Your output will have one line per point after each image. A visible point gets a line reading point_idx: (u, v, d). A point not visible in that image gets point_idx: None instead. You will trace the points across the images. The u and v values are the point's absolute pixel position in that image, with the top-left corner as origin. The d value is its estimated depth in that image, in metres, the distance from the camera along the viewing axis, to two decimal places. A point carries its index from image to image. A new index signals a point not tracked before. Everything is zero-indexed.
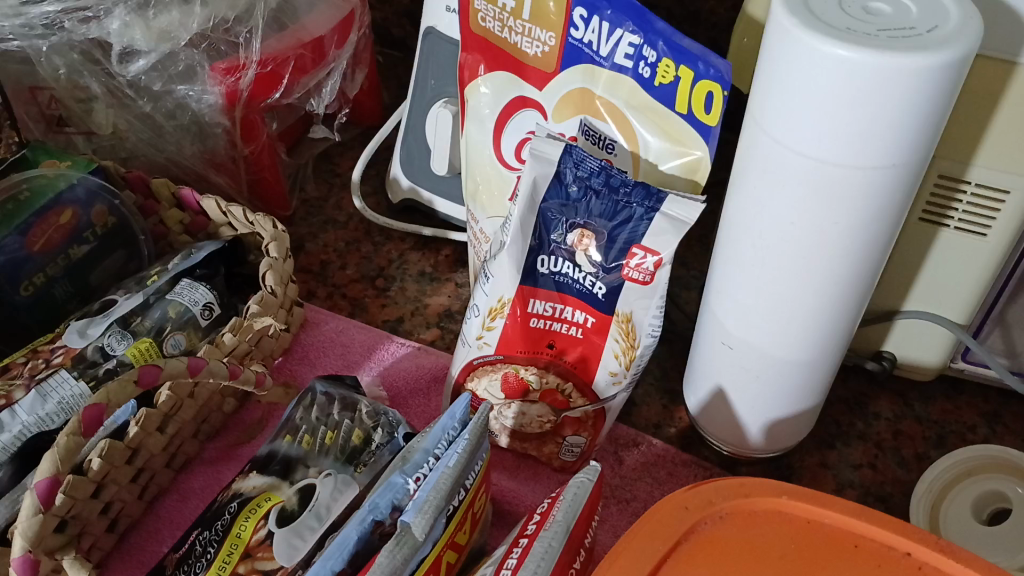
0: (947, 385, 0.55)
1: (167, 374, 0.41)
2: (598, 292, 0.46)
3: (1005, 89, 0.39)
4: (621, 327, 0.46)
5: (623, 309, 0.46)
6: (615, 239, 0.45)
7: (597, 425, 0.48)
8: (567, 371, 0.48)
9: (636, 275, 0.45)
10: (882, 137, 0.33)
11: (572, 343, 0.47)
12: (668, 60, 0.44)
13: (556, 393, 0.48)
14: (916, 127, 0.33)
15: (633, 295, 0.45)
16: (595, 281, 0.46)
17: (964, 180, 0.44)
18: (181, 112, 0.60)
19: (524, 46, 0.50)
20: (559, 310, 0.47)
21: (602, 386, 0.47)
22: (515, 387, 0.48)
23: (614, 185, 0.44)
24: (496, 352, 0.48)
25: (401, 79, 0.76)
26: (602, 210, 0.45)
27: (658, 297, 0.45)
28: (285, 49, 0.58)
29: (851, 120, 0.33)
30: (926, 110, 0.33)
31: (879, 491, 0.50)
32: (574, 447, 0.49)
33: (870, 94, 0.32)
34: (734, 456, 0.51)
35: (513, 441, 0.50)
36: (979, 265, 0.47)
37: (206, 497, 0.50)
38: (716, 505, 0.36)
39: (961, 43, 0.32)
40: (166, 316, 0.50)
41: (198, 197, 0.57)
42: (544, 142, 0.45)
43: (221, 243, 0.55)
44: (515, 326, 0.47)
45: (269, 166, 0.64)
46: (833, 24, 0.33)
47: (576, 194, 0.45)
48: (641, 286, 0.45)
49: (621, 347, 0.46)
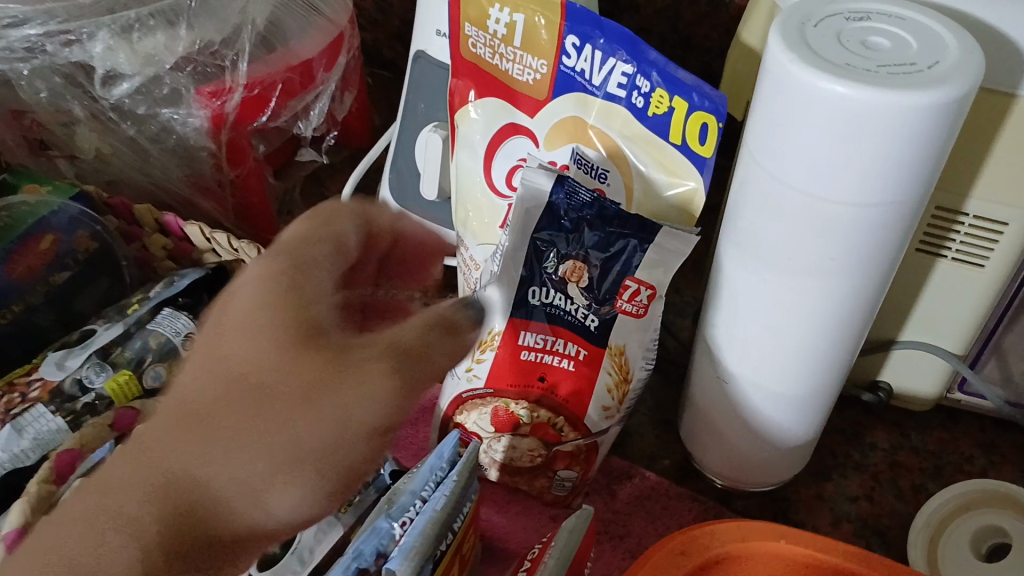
0: (943, 414, 0.54)
1: None
2: (590, 325, 0.45)
3: (1004, 121, 0.39)
4: (614, 360, 0.45)
5: (614, 342, 0.45)
6: (610, 268, 0.44)
7: (591, 457, 0.47)
8: (560, 405, 0.46)
9: (629, 308, 0.44)
10: (880, 175, 0.32)
11: (563, 376, 0.46)
12: (663, 90, 0.43)
13: (547, 427, 0.46)
14: (915, 165, 0.32)
15: (625, 326, 0.45)
16: (587, 314, 0.45)
17: (961, 212, 0.43)
18: (165, 136, 0.59)
19: (515, 74, 0.49)
20: (550, 341, 0.46)
21: (593, 418, 0.46)
22: (505, 421, 0.46)
23: (607, 217, 0.43)
24: (486, 385, 0.46)
25: (392, 100, 0.75)
26: (593, 242, 0.44)
27: (652, 329, 0.45)
28: (274, 73, 0.57)
29: (848, 157, 0.32)
30: (926, 148, 0.32)
31: (876, 525, 0.49)
32: (567, 479, 0.48)
33: (868, 132, 0.31)
34: (728, 488, 0.50)
35: (502, 475, 0.49)
36: (976, 296, 0.46)
37: None
38: (713, 551, 0.37)
39: (962, 80, 0.31)
40: (146, 346, 0.49)
41: (182, 223, 0.56)
42: (535, 172, 0.44)
43: (205, 271, 0.54)
44: (507, 358, 0.46)
45: (257, 191, 0.63)
46: (831, 59, 0.32)
47: (570, 225, 0.44)
48: (633, 318, 0.45)
49: (614, 379, 0.46)
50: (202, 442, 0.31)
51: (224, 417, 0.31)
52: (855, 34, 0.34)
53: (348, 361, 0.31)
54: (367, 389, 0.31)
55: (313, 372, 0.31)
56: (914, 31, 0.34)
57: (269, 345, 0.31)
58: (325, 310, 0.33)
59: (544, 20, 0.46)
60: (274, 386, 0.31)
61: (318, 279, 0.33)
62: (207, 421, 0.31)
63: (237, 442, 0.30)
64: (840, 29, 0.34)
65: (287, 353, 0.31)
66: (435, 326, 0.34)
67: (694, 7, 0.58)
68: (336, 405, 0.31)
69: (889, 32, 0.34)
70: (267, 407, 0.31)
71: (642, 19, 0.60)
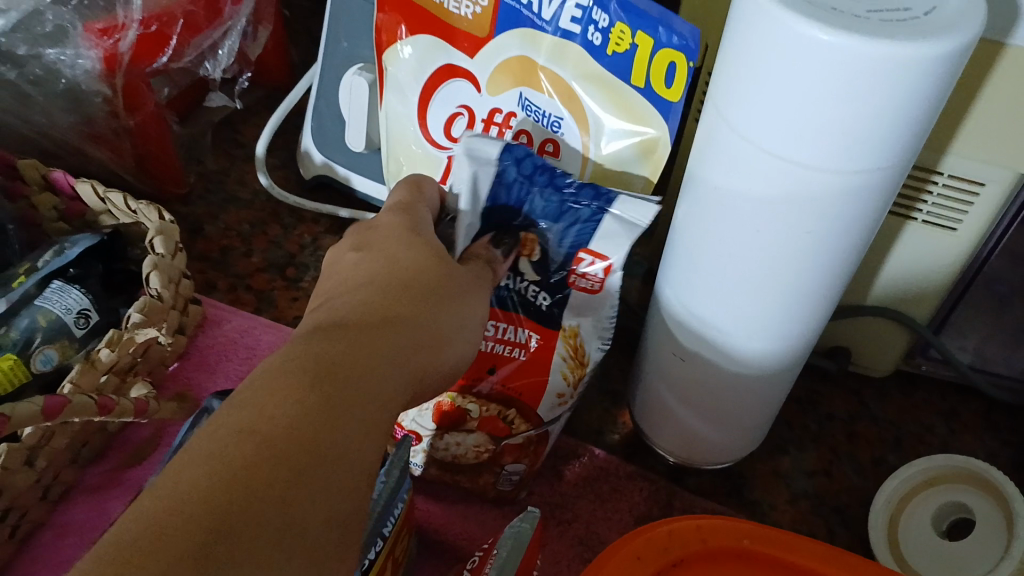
0: (902, 381, 0.52)
1: (15, 422, 0.35)
2: (542, 304, 0.41)
3: (990, 71, 0.35)
4: (568, 342, 0.41)
5: (567, 322, 0.41)
6: (562, 237, 0.40)
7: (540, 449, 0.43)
8: (509, 393, 0.42)
9: (581, 283, 0.40)
10: (869, 139, 0.28)
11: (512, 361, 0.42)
12: (623, 24, 0.38)
13: (496, 419, 0.42)
14: (908, 126, 0.28)
15: (579, 302, 0.41)
16: (538, 292, 0.41)
17: (936, 171, 0.39)
18: (51, 79, 0.52)
19: (452, 8, 0.44)
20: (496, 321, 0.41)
21: (545, 409, 0.42)
22: (448, 415, 0.41)
23: (557, 182, 0.40)
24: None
25: (312, 34, 0.68)
26: (541, 210, 0.40)
27: (611, 307, 0.40)
28: (173, 5, 0.51)
29: (835, 119, 0.28)
30: (921, 107, 0.28)
31: (834, 502, 0.46)
32: (513, 476, 0.43)
33: (861, 90, 0.27)
34: (680, 465, 0.47)
35: (442, 473, 0.44)
36: (944, 260, 0.43)
37: (89, 533, 0.44)
38: (670, 553, 0.33)
39: (964, 28, 0.27)
40: (34, 325, 0.43)
41: (72, 180, 0.50)
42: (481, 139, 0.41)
43: (98, 237, 0.48)
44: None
45: (157, 139, 0.56)
46: (816, 2, 0.28)
47: (520, 189, 0.41)
48: (582, 295, 0.41)
49: (570, 365, 0.41)
50: (387, 295, 0.32)
51: (360, 295, 0.31)
52: None
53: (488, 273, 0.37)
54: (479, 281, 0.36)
55: (451, 267, 0.34)
56: None
57: (398, 249, 0.34)
58: (413, 237, 0.35)
59: None
60: (388, 285, 0.32)
61: (391, 234, 0.35)
62: (379, 291, 0.32)
63: (417, 296, 0.32)
64: None
65: (412, 258, 0.33)
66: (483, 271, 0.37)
67: None
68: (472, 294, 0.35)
69: None
70: (418, 302, 0.32)
71: None
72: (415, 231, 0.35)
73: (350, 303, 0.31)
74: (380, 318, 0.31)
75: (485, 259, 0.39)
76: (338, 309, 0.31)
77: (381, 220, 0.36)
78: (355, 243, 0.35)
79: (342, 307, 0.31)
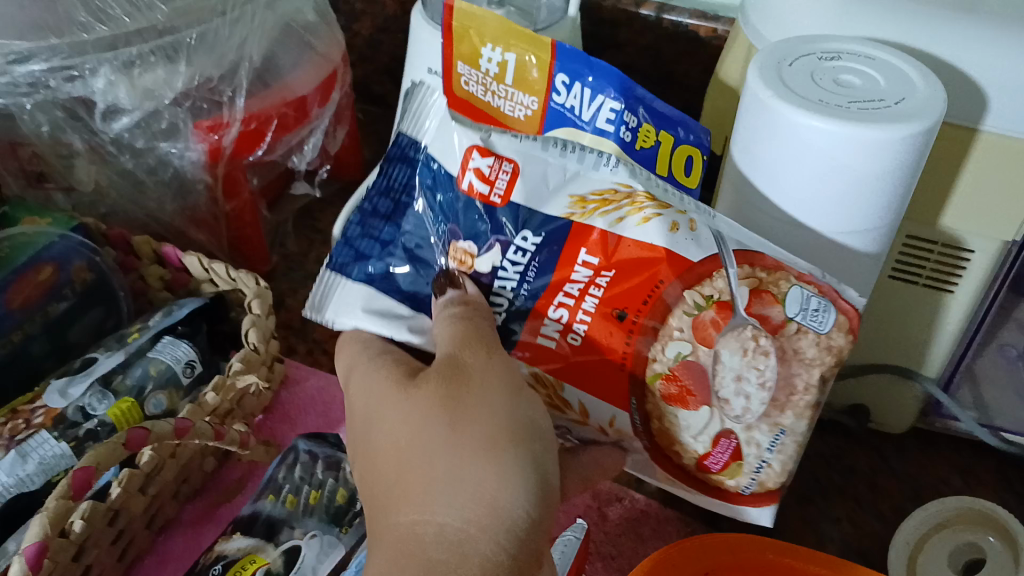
0: (921, 439, 0.56)
1: (154, 435, 0.45)
2: (538, 243, 0.41)
3: (966, 154, 0.42)
4: (611, 205, 0.40)
5: (560, 210, 0.41)
6: (474, 209, 0.42)
7: (768, 260, 0.38)
8: (638, 276, 0.40)
9: (500, 185, 0.41)
10: (864, 198, 0.37)
11: (614, 288, 0.40)
12: (649, 125, 0.46)
13: (701, 333, 0.39)
14: (890, 193, 0.37)
15: (527, 191, 0.41)
16: (519, 244, 0.41)
17: (930, 241, 0.46)
18: (162, 168, 0.60)
19: (507, 111, 0.50)
20: (576, 304, 0.41)
21: (697, 249, 0.39)
22: (676, 395, 0.40)
23: (384, 212, 0.46)
24: (630, 396, 0.41)
25: (380, 135, 0.77)
26: (412, 226, 0.44)
27: (542, 148, 0.40)
28: (269, 107, 0.58)
29: (830, 188, 0.37)
30: (900, 177, 0.36)
31: (859, 546, 0.51)
32: (820, 306, 0.37)
33: (846, 164, 0.36)
34: (715, 510, 0.52)
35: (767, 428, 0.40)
36: (946, 319, 0.49)
37: (186, 560, 0.49)
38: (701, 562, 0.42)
39: (929, 113, 0.35)
40: (147, 375, 0.51)
41: (181, 254, 0.57)
42: (319, 306, 0.46)
43: (204, 300, 0.56)
44: (581, 365, 0.42)
45: (250, 223, 0.64)
46: (807, 96, 0.37)
47: (398, 258, 0.44)
48: (523, 185, 0.41)
49: (628, 209, 0.40)
50: (461, 495, 0.35)
51: (439, 510, 0.35)
52: (827, 72, 0.39)
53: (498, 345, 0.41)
54: (508, 373, 0.39)
55: (479, 402, 0.38)
56: (882, 68, 0.39)
57: (427, 442, 0.37)
58: (438, 407, 0.38)
59: (535, 59, 0.47)
60: (446, 475, 0.36)
61: (409, 422, 0.38)
62: (453, 493, 0.36)
63: (468, 462, 0.36)
64: (814, 68, 0.39)
65: (453, 431, 0.37)
66: (486, 336, 0.40)
67: (675, 46, 0.61)
68: (506, 401, 0.38)
69: (858, 71, 0.39)
70: (475, 468, 0.36)
71: (626, 58, 0.63)
72: (438, 394, 0.38)
73: (448, 521, 0.35)
74: (475, 522, 0.35)
75: (471, 304, 0.41)
76: (414, 540, 0.35)
77: (387, 413, 0.39)
78: (383, 454, 0.39)
79: (433, 536, 0.35)
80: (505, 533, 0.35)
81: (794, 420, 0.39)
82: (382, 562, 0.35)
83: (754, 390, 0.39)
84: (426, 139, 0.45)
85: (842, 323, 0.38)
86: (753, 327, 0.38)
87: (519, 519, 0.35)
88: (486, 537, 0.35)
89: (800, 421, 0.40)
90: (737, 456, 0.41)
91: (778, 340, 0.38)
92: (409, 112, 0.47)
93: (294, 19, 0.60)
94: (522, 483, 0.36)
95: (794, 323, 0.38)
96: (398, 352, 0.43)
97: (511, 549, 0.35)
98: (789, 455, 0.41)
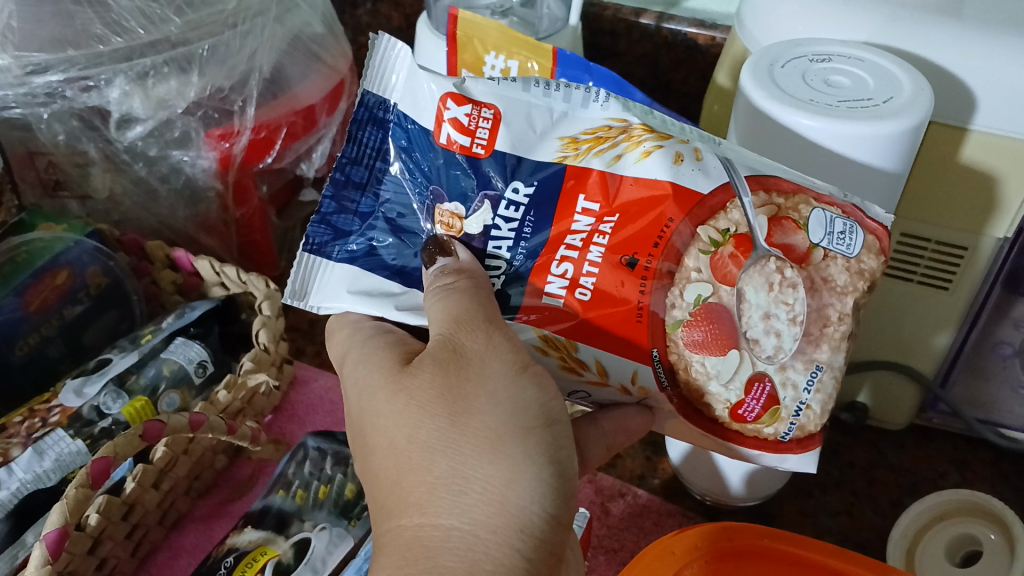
0: (918, 433, 0.57)
1: (169, 428, 0.46)
2: (529, 190, 0.41)
3: (957, 149, 0.43)
4: (604, 150, 0.41)
5: (552, 155, 0.41)
6: (457, 164, 0.42)
7: (785, 185, 0.39)
8: (644, 218, 0.40)
9: (482, 134, 0.41)
10: (859, 180, 0.40)
11: (618, 234, 0.40)
12: None
13: (722, 266, 0.38)
14: (891, 174, 0.40)
15: (513, 137, 0.41)
16: (517, 193, 0.41)
17: (925, 238, 0.47)
18: (174, 176, 0.61)
19: None
20: (581, 256, 0.40)
21: (706, 180, 0.39)
22: (705, 343, 0.39)
23: (358, 181, 0.45)
24: (651, 348, 0.40)
25: None
26: (392, 193, 0.44)
27: (523, 89, 0.41)
28: (278, 117, 0.59)
29: (839, 170, 0.40)
30: (895, 159, 0.39)
31: (856, 538, 0.52)
32: (845, 228, 0.38)
33: (846, 149, 0.39)
34: (715, 505, 0.53)
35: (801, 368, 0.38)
36: (944, 317, 0.50)
37: (198, 555, 0.51)
38: (700, 548, 0.45)
39: (913, 112, 0.38)
40: (160, 374, 0.53)
41: (192, 259, 0.59)
42: (297, 280, 0.44)
43: (215, 303, 0.58)
44: (592, 319, 0.40)
45: (259, 229, 0.66)
46: (798, 96, 0.40)
47: (381, 230, 0.44)
48: (506, 132, 0.41)
49: (626, 145, 0.40)
50: (467, 495, 0.34)
51: (443, 513, 0.34)
52: (818, 74, 0.41)
53: (496, 317, 0.39)
54: (511, 354, 0.37)
55: (481, 390, 0.36)
56: (872, 69, 0.41)
57: (426, 438, 0.35)
58: (437, 396, 0.36)
59: (537, 65, 0.48)
60: (450, 473, 0.34)
61: (405, 414, 0.36)
62: (458, 495, 0.34)
63: (472, 460, 0.34)
64: (806, 69, 0.41)
65: (454, 425, 0.35)
66: (487, 307, 0.39)
67: (672, 54, 0.62)
68: (510, 385, 0.36)
69: (848, 70, 0.41)
70: (481, 465, 0.34)
71: (624, 67, 0.65)
72: (436, 384, 0.36)
73: (456, 525, 0.34)
74: (484, 525, 0.34)
75: (465, 273, 0.39)
76: (417, 545, 0.34)
77: (381, 404, 0.37)
78: (383, 454, 0.37)
79: (440, 542, 0.33)
80: (517, 535, 0.34)
81: (831, 356, 0.38)
82: (385, 567, 0.34)
83: (785, 326, 0.38)
84: (396, 98, 0.44)
85: (871, 244, 0.38)
86: (776, 258, 0.38)
87: (533, 517, 0.34)
88: (497, 540, 0.33)
89: (837, 357, 0.38)
90: (773, 400, 0.39)
91: (806, 270, 0.38)
92: (372, 67, 0.44)
93: (301, 31, 0.60)
94: (534, 479, 0.35)
95: (821, 248, 0.38)
96: (392, 333, 0.41)
97: (526, 551, 0.34)
98: (829, 393, 0.39)
